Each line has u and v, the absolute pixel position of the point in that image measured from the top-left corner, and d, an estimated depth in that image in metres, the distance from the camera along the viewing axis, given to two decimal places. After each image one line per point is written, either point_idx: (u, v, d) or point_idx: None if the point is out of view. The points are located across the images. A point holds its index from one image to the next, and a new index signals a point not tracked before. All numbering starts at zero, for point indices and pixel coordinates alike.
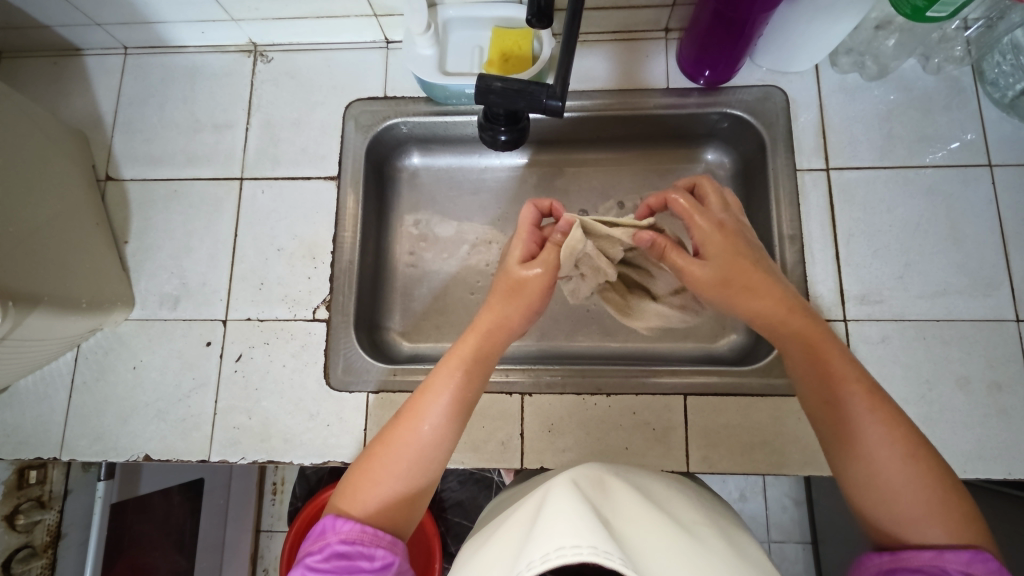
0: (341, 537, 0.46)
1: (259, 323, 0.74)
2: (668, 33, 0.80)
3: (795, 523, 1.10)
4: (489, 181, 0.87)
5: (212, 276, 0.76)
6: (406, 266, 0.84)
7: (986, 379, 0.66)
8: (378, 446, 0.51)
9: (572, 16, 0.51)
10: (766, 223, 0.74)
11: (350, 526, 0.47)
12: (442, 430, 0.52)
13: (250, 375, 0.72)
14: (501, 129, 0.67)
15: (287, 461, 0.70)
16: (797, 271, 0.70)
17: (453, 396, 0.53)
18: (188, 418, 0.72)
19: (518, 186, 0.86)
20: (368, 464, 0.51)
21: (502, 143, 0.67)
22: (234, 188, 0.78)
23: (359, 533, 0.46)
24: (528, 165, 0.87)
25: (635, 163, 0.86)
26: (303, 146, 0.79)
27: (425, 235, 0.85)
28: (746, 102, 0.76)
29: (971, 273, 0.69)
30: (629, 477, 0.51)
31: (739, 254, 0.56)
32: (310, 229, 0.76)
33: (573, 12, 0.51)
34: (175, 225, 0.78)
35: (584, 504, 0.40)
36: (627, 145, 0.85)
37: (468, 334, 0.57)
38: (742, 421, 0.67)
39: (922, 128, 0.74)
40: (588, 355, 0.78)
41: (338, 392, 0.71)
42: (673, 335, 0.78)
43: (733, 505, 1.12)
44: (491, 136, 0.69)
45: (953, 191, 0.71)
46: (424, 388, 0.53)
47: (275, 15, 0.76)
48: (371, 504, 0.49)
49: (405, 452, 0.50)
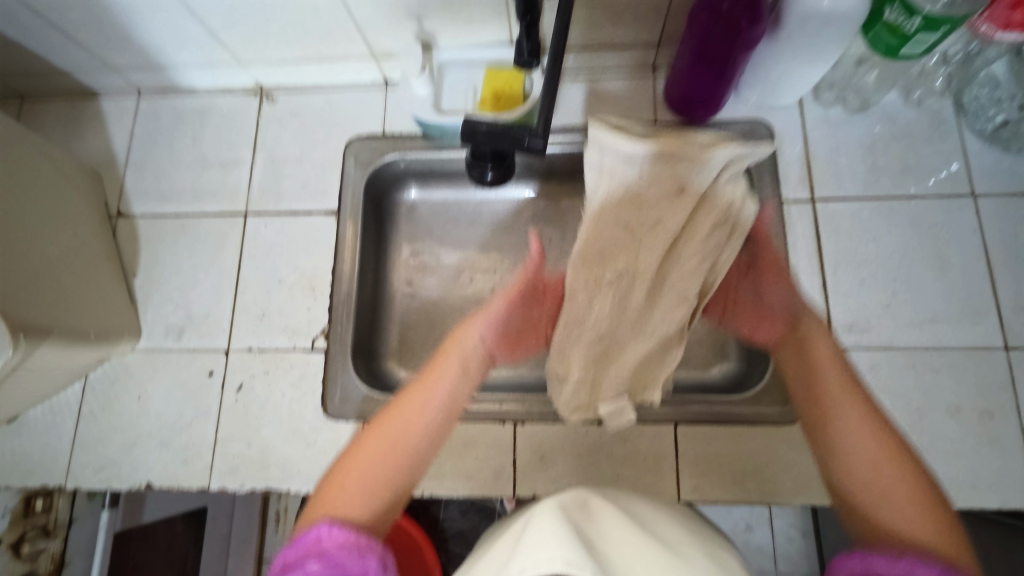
0: (336, 544, 0.45)
1: (260, 353, 0.76)
2: (655, 70, 0.83)
3: (803, 554, 1.08)
4: (485, 213, 0.90)
5: (216, 308, 0.78)
6: (404, 296, 0.86)
7: (977, 407, 0.66)
8: (360, 446, 0.54)
9: (552, 64, 0.55)
10: None
11: (345, 533, 0.46)
12: (424, 431, 0.55)
13: (250, 404, 0.74)
14: (489, 166, 0.70)
15: (285, 489, 0.71)
16: None
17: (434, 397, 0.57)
18: (190, 447, 0.73)
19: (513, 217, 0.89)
20: (354, 461, 0.53)
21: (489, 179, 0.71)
22: (239, 222, 0.81)
23: (354, 539, 0.46)
24: (523, 197, 0.90)
25: None
26: (305, 181, 0.82)
27: (423, 266, 0.88)
28: (732, 136, 0.79)
29: (958, 301, 0.69)
30: (618, 503, 0.51)
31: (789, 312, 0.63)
32: (310, 262, 0.79)
33: (553, 59, 0.55)
34: (181, 259, 0.81)
35: (563, 522, 0.41)
36: None
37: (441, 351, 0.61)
38: (733, 450, 0.67)
39: (905, 159, 0.75)
40: None
41: (334, 421, 0.73)
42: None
43: (739, 535, 1.11)
44: (479, 173, 0.72)
45: (938, 220, 0.73)
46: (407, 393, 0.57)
47: (280, 59, 0.80)
48: (359, 503, 0.50)
49: (391, 446, 0.53)
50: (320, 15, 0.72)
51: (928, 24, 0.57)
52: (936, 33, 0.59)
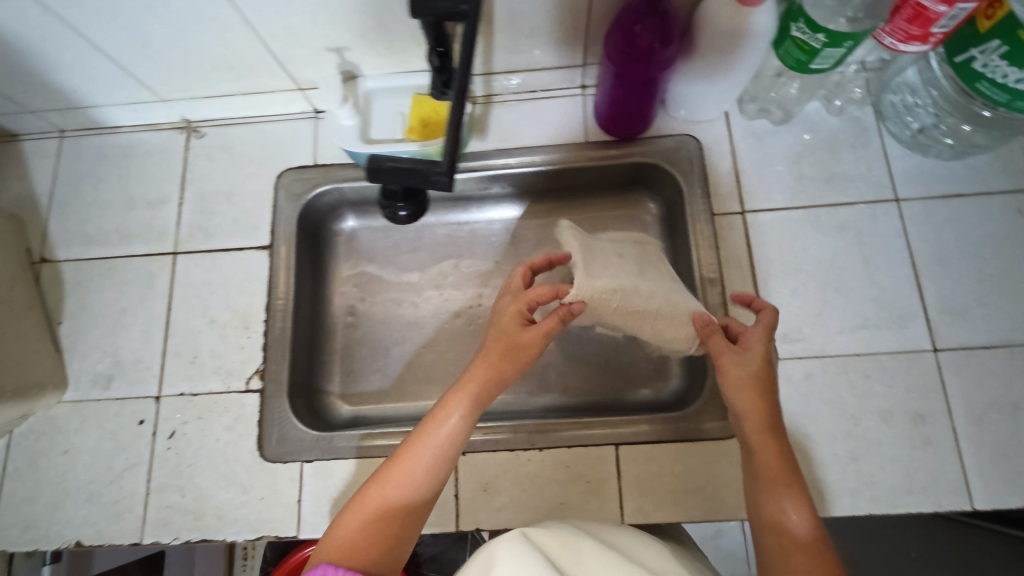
0: None
1: (192, 398, 0.74)
2: (584, 89, 0.83)
3: None
4: (426, 239, 0.89)
5: (145, 353, 0.76)
6: (346, 327, 0.85)
7: (908, 411, 0.67)
8: (374, 486, 0.50)
9: (457, 99, 0.54)
10: (689, 268, 0.75)
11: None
12: (439, 468, 0.51)
13: (183, 452, 0.72)
14: (400, 205, 0.70)
15: (222, 538, 0.69)
16: (720, 313, 0.71)
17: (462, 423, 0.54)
18: (121, 501, 0.71)
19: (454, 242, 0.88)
20: (362, 505, 0.49)
21: (402, 217, 0.70)
22: (167, 262, 0.79)
23: None
24: (463, 221, 0.89)
25: (565, 214, 0.88)
26: (235, 217, 0.80)
27: (364, 295, 0.86)
28: (662, 153, 0.79)
29: (886, 305, 0.70)
30: (598, 535, 0.49)
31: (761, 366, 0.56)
32: (243, 300, 0.77)
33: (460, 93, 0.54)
34: (108, 303, 0.78)
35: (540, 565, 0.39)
36: (556, 198, 0.88)
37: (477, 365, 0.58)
38: (675, 468, 0.67)
39: (831, 168, 0.76)
40: (527, 408, 0.78)
41: (271, 464, 0.71)
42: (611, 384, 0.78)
43: (707, 543, 1.10)
44: (392, 211, 0.72)
45: (864, 226, 0.74)
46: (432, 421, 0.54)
47: (202, 93, 0.79)
48: (359, 549, 0.46)
49: (410, 480, 0.50)
50: (237, 50, 0.71)
51: (832, 40, 0.59)
52: (841, 49, 0.60)
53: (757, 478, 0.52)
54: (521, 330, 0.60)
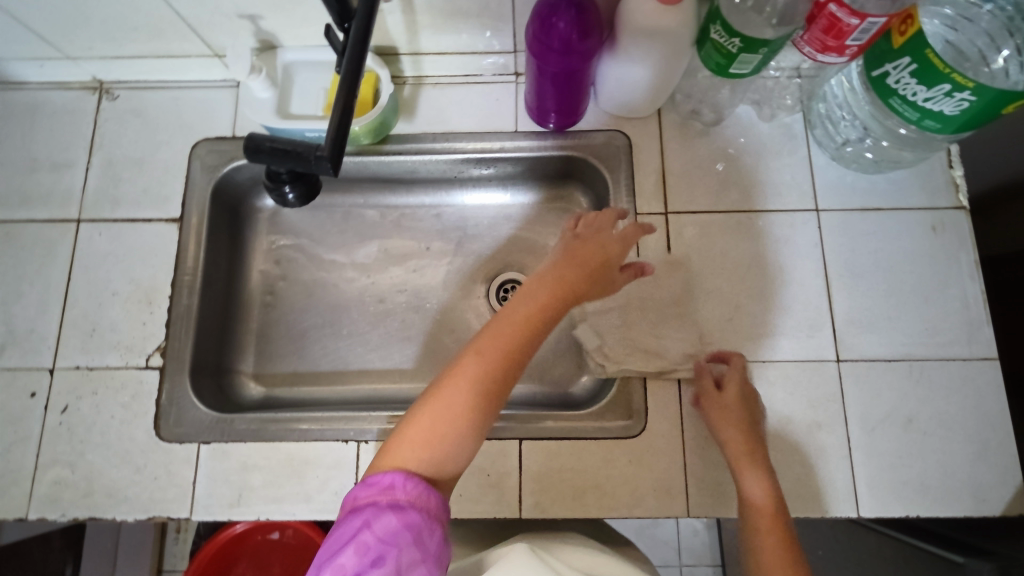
0: (410, 499, 0.45)
1: (88, 372, 0.71)
2: (518, 77, 0.81)
3: (706, 546, 1.10)
4: (353, 219, 0.87)
5: (41, 323, 0.73)
6: (262, 306, 0.82)
7: (807, 418, 0.68)
8: (432, 399, 0.49)
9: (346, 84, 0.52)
10: None
11: (417, 489, 0.45)
12: (493, 406, 0.49)
13: (75, 427, 0.69)
14: (286, 185, 0.64)
15: (111, 517, 0.67)
16: None
17: (484, 384, 0.49)
18: (7, 475, 0.68)
19: (382, 224, 0.86)
20: (428, 415, 0.48)
21: (291, 200, 0.64)
22: (70, 230, 0.75)
23: (418, 500, 0.45)
24: (392, 204, 0.87)
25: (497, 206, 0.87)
26: (146, 187, 0.77)
27: (284, 275, 0.84)
28: (591, 147, 0.78)
29: (795, 314, 0.71)
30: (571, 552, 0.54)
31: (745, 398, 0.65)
32: (148, 273, 0.74)
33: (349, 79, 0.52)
34: (3, 270, 0.74)
35: None
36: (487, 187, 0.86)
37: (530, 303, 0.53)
38: (575, 465, 0.67)
39: (756, 173, 0.76)
40: None
41: (166, 444, 0.69)
42: (524, 378, 0.77)
43: (632, 535, 1.12)
44: (281, 194, 0.66)
45: (782, 234, 0.74)
46: (459, 371, 0.49)
47: (113, 54, 0.74)
48: (423, 462, 0.47)
49: (450, 416, 0.48)
50: (143, 8, 0.67)
51: (747, 45, 0.59)
52: (756, 54, 0.60)
53: (736, 471, 0.61)
54: (613, 265, 0.60)
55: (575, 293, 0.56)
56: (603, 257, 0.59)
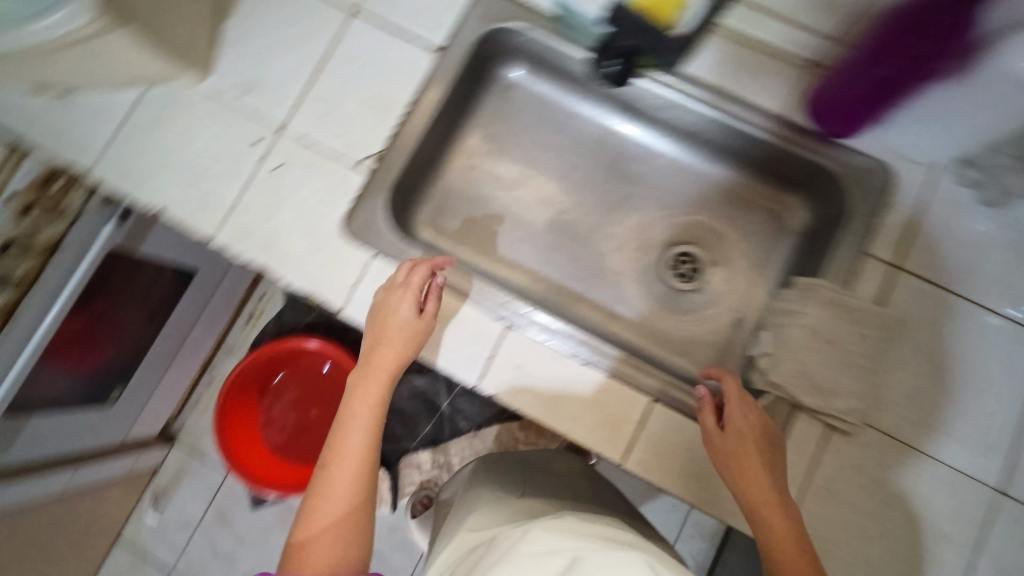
0: None
1: (308, 145, 0.75)
2: (816, 64, 0.74)
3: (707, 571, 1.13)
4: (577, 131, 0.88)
5: (286, 84, 0.77)
6: (464, 166, 0.87)
7: (933, 524, 0.65)
8: (313, 497, 0.57)
9: None
10: None
11: None
12: (360, 476, 0.58)
13: (277, 188, 0.74)
14: (612, 61, 0.70)
15: (278, 275, 0.73)
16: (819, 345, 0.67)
17: (360, 460, 0.58)
18: (210, 198, 0.75)
19: (598, 148, 0.88)
20: (303, 532, 0.55)
21: (609, 74, 0.71)
22: (342, 13, 0.78)
23: None
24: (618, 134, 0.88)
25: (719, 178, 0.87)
26: (423, 6, 0.78)
27: (494, 150, 0.88)
28: (848, 167, 0.74)
29: (977, 428, 0.66)
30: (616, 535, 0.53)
31: (754, 432, 0.60)
32: (392, 86, 0.77)
33: None
34: (271, 21, 0.78)
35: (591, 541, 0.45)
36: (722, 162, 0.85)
37: (357, 408, 0.61)
38: (692, 448, 0.67)
39: (1013, 276, 0.69)
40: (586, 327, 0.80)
41: (347, 239, 0.73)
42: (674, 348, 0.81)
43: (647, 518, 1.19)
44: (603, 65, 0.71)
45: (1007, 348, 0.68)
46: (342, 451, 0.59)
47: None
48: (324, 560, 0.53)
49: (324, 518, 0.55)
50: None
51: None
52: None
53: (756, 508, 0.56)
54: (416, 318, 0.65)
55: (382, 387, 0.63)
56: (398, 357, 0.64)
